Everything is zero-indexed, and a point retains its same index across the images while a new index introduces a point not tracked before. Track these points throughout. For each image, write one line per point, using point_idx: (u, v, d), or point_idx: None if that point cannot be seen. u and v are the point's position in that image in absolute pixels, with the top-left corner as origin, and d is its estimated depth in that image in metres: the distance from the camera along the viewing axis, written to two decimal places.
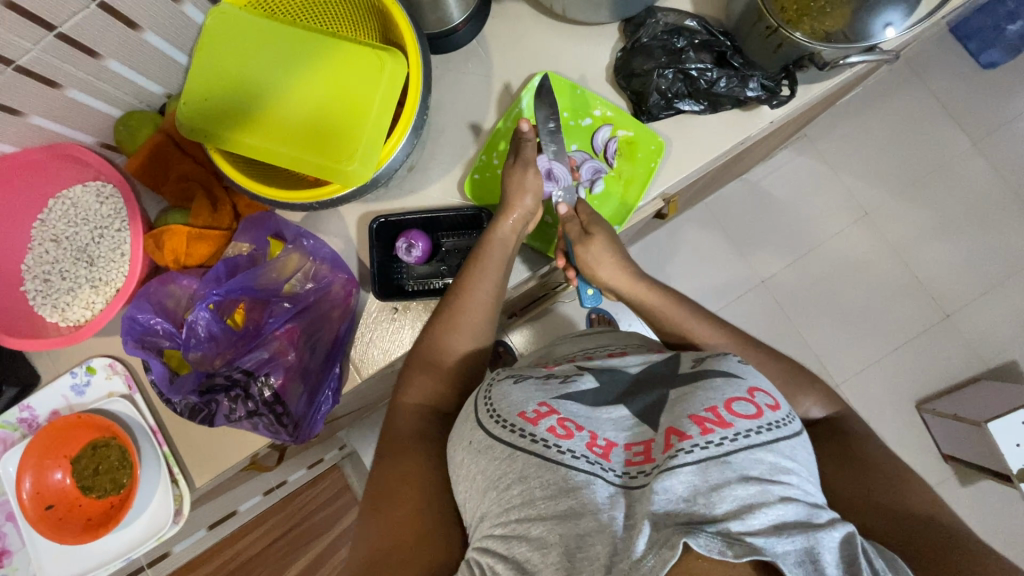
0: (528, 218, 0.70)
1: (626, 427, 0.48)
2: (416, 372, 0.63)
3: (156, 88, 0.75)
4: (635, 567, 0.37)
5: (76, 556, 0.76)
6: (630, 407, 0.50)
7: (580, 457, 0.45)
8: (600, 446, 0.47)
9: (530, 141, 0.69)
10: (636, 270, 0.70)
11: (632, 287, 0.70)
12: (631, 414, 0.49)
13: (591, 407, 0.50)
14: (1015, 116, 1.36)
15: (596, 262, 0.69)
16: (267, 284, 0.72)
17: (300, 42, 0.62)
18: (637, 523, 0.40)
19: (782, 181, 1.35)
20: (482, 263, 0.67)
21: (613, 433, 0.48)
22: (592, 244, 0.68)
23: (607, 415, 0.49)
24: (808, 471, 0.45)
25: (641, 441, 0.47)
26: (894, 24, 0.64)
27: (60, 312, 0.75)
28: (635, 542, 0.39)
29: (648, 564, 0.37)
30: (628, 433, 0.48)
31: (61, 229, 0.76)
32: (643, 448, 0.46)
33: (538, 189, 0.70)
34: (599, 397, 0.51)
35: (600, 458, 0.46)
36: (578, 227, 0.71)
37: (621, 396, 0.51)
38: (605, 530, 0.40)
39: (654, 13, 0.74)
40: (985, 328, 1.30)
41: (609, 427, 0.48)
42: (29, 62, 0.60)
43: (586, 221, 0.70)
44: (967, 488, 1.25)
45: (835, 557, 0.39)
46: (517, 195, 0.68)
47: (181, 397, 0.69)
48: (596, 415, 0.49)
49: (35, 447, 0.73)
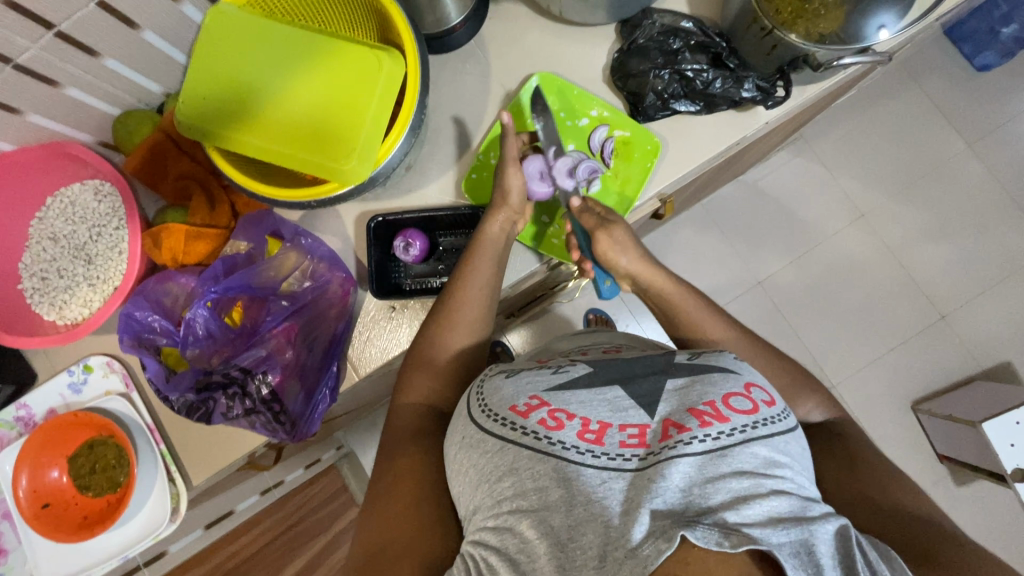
0: (515, 220, 0.71)
1: (621, 408, 0.48)
2: (415, 372, 0.64)
3: (154, 87, 0.75)
4: (630, 555, 0.38)
5: (73, 554, 0.76)
6: (624, 389, 0.49)
7: (570, 448, 0.45)
8: (593, 431, 0.46)
9: (512, 137, 0.69)
10: (652, 258, 0.70)
11: (648, 273, 0.69)
12: (626, 395, 0.49)
13: (584, 391, 0.50)
14: (1008, 119, 1.36)
15: (617, 251, 0.68)
16: (265, 283, 0.72)
17: (298, 41, 0.63)
18: (633, 511, 0.40)
19: (778, 182, 1.36)
20: (473, 264, 0.67)
21: (607, 413, 0.47)
22: (615, 229, 0.68)
23: (600, 396, 0.49)
24: (802, 466, 0.45)
25: (636, 424, 0.47)
26: (887, 26, 0.66)
27: (58, 310, 0.75)
28: (632, 529, 0.39)
29: (646, 552, 0.38)
30: (623, 414, 0.47)
31: (59, 227, 0.76)
32: (638, 431, 0.46)
33: (521, 185, 0.70)
34: (592, 380, 0.51)
35: (592, 445, 0.45)
36: (596, 217, 0.69)
37: (615, 378, 0.51)
38: (598, 518, 0.41)
39: (649, 15, 0.74)
40: (979, 329, 1.30)
41: (603, 409, 0.48)
42: (28, 60, 0.60)
43: (603, 212, 0.70)
44: (962, 488, 1.25)
45: (829, 548, 0.39)
46: (501, 197, 0.69)
47: (178, 395, 0.69)
48: (591, 398, 0.49)
49: (33, 445, 0.73)
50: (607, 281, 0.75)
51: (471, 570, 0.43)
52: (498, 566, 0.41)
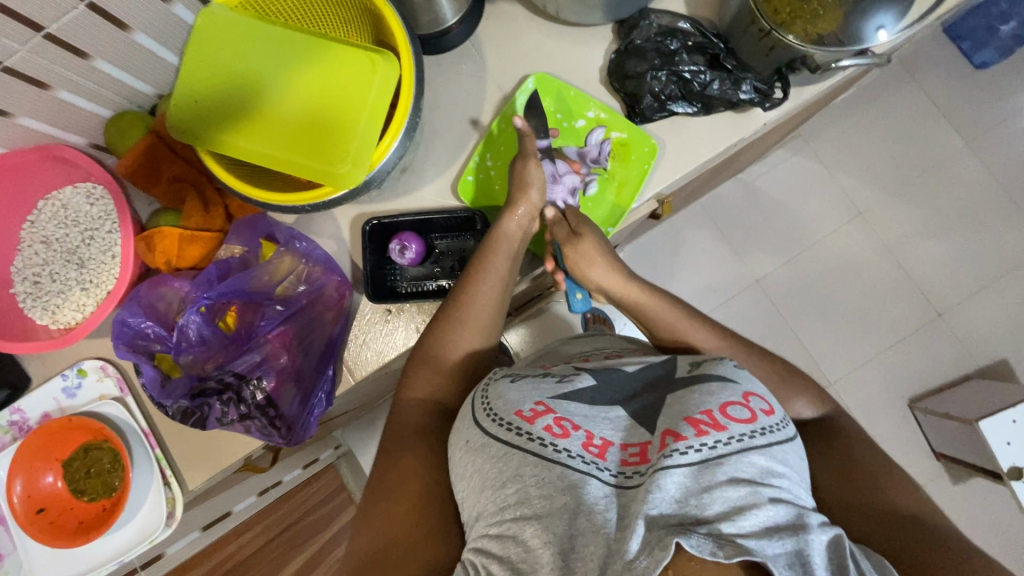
0: (533, 216, 0.71)
1: (622, 427, 0.49)
2: (421, 367, 0.63)
3: (146, 88, 0.74)
4: (627, 567, 0.37)
5: (68, 560, 0.76)
6: (626, 409, 0.50)
7: (575, 457, 0.45)
8: (596, 446, 0.47)
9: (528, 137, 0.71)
10: (629, 270, 0.70)
11: (624, 285, 0.70)
12: (626, 415, 0.49)
13: (588, 406, 0.50)
14: (1006, 116, 1.36)
15: (586, 263, 0.70)
16: (259, 287, 0.71)
17: (290, 42, 0.62)
18: (630, 523, 0.40)
19: (775, 180, 1.36)
20: (489, 258, 0.67)
21: (610, 432, 0.48)
22: (581, 243, 0.70)
23: (602, 414, 0.49)
24: (799, 476, 0.45)
25: (637, 442, 0.47)
26: (886, 26, 0.65)
27: (51, 315, 0.74)
28: (628, 542, 0.39)
29: (641, 564, 0.37)
30: (625, 433, 0.48)
31: (52, 230, 0.75)
32: (639, 449, 0.46)
33: (542, 181, 0.71)
34: (596, 397, 0.51)
35: (596, 458, 0.46)
36: (566, 229, 0.72)
37: (618, 396, 0.52)
38: (599, 530, 0.41)
39: (646, 15, 0.74)
40: (977, 326, 1.30)
41: (605, 427, 0.48)
42: (17, 63, 0.59)
43: (574, 222, 0.72)
44: (958, 486, 1.25)
45: (824, 559, 0.39)
46: (521, 191, 0.70)
47: (172, 401, 0.68)
48: (594, 414, 0.49)
49: (27, 450, 0.73)
50: (579, 294, 0.77)
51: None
52: (499, 573, 0.41)
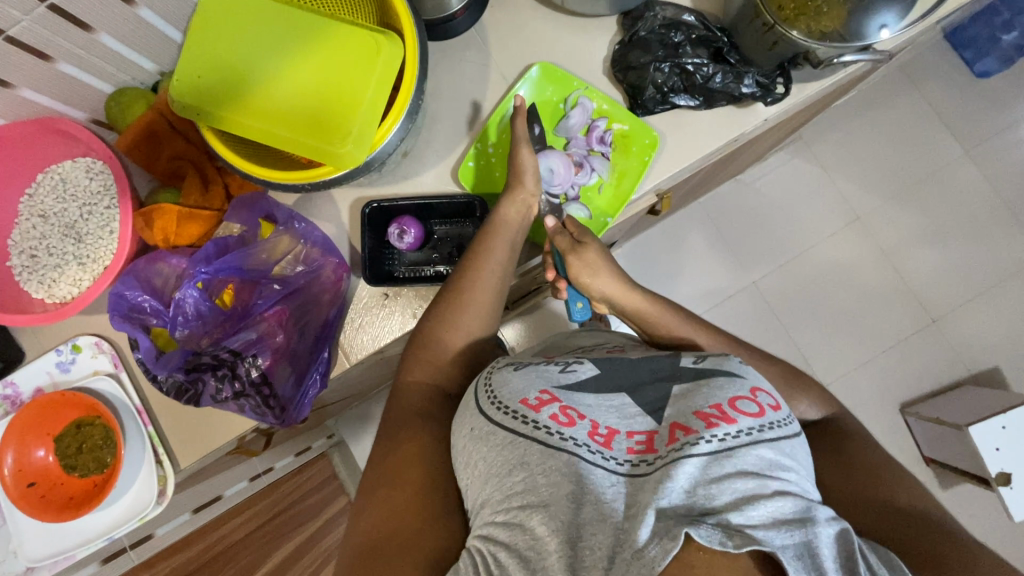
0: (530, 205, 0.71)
1: (628, 415, 0.49)
2: (420, 351, 0.63)
3: (148, 65, 0.74)
4: (638, 556, 0.38)
5: (56, 535, 0.75)
6: (635, 399, 0.50)
7: (581, 445, 0.45)
8: (602, 435, 0.47)
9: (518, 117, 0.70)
10: (626, 277, 0.71)
11: (624, 294, 0.70)
12: (631, 403, 0.49)
13: (592, 396, 0.50)
14: (1006, 126, 1.37)
15: (588, 273, 0.69)
16: (257, 265, 0.71)
17: (295, 22, 0.62)
18: (640, 511, 0.40)
19: (773, 183, 1.36)
20: (487, 241, 0.67)
21: (615, 420, 0.48)
22: (586, 252, 0.69)
23: (608, 403, 0.50)
24: (805, 470, 0.45)
25: (642, 431, 0.47)
26: (888, 26, 0.65)
27: (47, 289, 0.74)
28: (638, 530, 0.39)
29: (652, 552, 0.37)
30: (629, 421, 0.48)
31: (49, 204, 0.75)
32: (645, 437, 0.47)
33: (536, 169, 0.71)
34: (600, 385, 0.52)
35: (601, 447, 0.46)
36: (568, 239, 0.70)
37: (623, 384, 0.52)
38: (607, 519, 0.41)
39: (651, 7, 0.74)
40: (971, 332, 1.31)
41: (611, 416, 0.49)
42: (19, 32, 0.59)
43: (575, 233, 0.70)
44: (947, 490, 1.26)
45: (832, 551, 0.39)
46: (517, 179, 0.70)
47: (166, 373, 0.69)
48: (601, 404, 0.50)
49: (18, 424, 0.73)
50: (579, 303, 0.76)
51: (478, 563, 0.42)
52: (507, 562, 0.41)
